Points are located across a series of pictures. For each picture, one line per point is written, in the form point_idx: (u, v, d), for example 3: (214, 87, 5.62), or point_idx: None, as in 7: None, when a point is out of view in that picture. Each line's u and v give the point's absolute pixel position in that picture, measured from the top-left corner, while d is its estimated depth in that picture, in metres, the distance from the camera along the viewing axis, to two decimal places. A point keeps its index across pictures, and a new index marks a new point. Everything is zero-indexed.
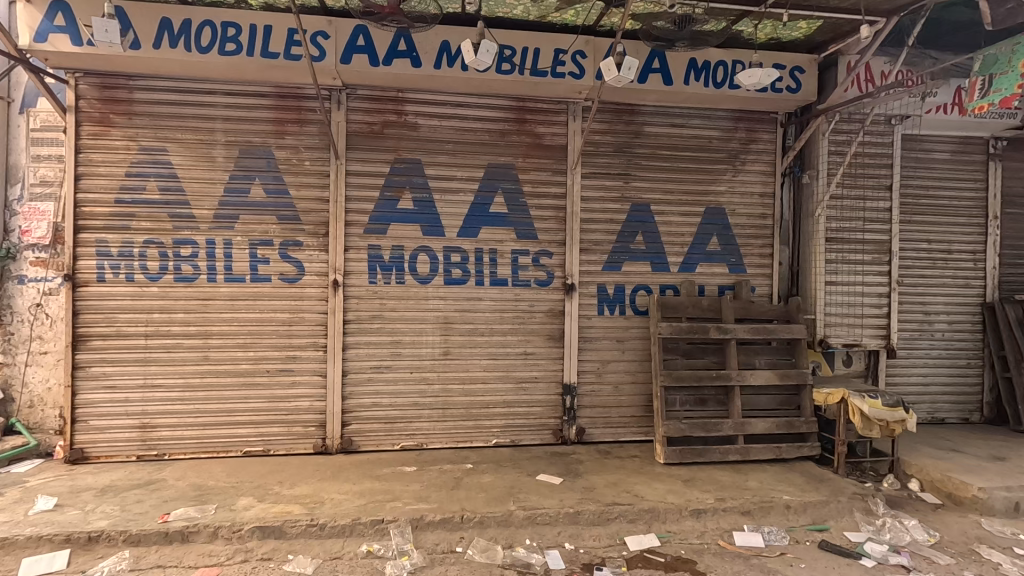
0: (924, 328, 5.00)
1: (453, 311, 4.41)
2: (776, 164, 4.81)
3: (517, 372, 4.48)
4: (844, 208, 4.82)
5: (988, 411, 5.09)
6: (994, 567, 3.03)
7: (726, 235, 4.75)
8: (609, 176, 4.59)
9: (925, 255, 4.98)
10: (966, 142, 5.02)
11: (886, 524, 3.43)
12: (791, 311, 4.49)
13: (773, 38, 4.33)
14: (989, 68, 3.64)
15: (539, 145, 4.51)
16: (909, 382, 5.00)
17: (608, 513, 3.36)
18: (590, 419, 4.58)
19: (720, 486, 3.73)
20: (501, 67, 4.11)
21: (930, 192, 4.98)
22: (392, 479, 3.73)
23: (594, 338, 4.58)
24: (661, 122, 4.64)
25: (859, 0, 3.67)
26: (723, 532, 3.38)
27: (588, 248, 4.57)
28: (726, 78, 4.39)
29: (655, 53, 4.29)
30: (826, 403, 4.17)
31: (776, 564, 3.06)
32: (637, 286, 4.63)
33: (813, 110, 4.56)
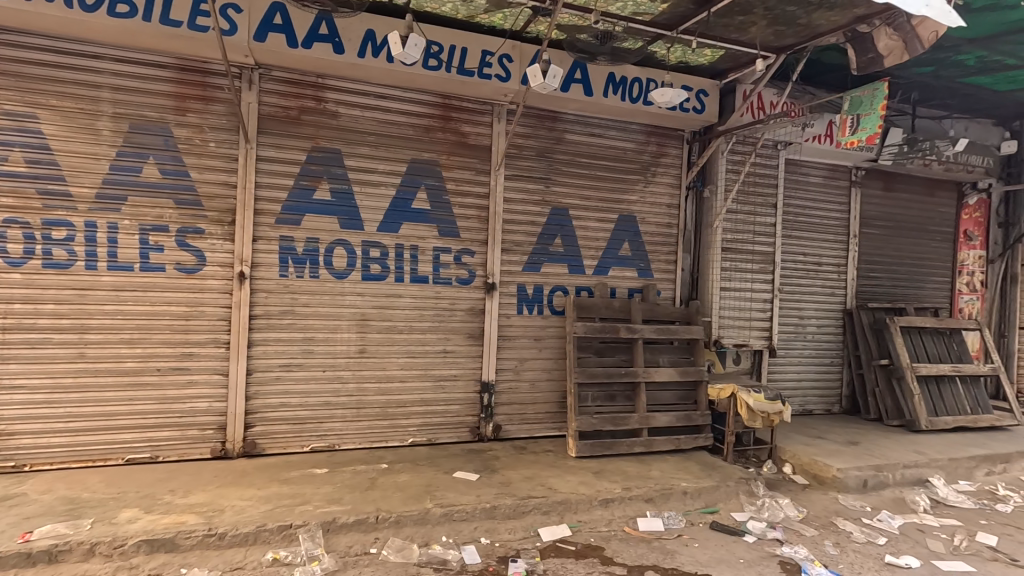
0: (799, 330, 5.68)
1: (371, 308, 4.29)
2: (682, 178, 5.22)
3: (435, 370, 4.46)
4: (737, 221, 5.35)
5: (846, 402, 5.89)
6: (847, 535, 3.53)
7: (636, 241, 5.07)
8: (531, 180, 4.72)
9: (801, 266, 5.66)
10: (835, 169, 5.76)
11: (765, 503, 3.87)
12: (691, 313, 4.90)
13: (682, 61, 4.69)
14: (856, 109, 4.23)
15: (464, 144, 4.53)
16: (786, 378, 5.65)
17: (523, 506, 3.46)
18: (506, 416, 4.68)
19: (627, 476, 3.98)
20: (428, 63, 4.08)
21: (806, 211, 5.67)
22: (301, 483, 3.55)
23: (512, 337, 4.68)
24: (581, 131, 4.85)
25: (755, 37, 4.10)
26: (628, 519, 3.61)
27: (509, 249, 4.67)
28: (641, 94, 4.69)
29: (577, 64, 4.48)
30: (719, 397, 4.62)
31: (673, 545, 3.33)
32: (555, 287, 4.80)
33: (714, 131, 5.02)
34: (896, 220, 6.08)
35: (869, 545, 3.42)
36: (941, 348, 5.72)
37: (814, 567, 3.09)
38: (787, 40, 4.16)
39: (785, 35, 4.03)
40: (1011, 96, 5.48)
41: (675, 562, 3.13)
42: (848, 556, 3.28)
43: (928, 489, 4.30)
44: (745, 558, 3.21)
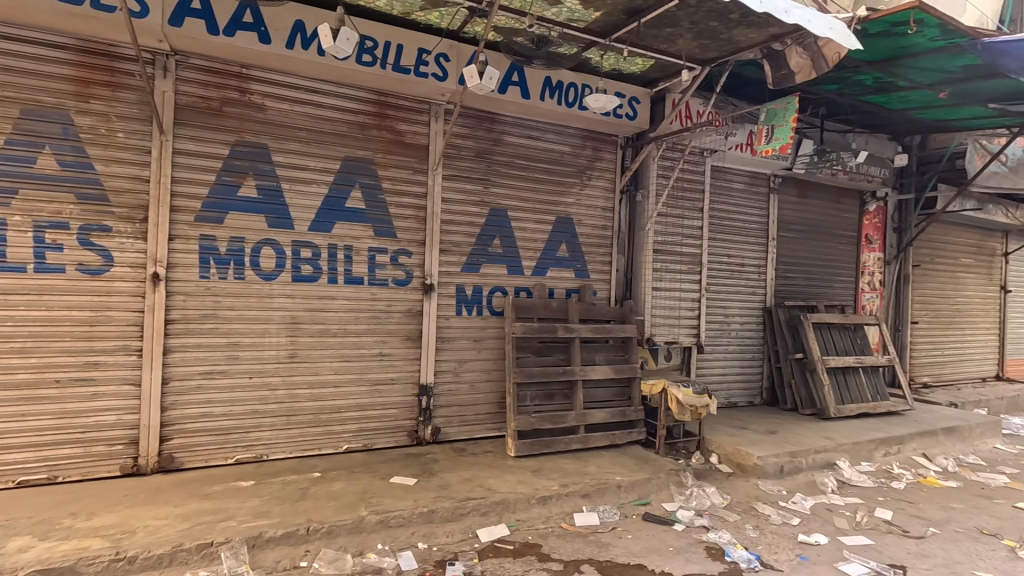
0: (724, 327, 6.02)
1: (302, 311, 4.11)
2: (617, 182, 5.39)
3: (372, 374, 4.35)
4: (668, 224, 5.60)
5: (766, 393, 6.31)
6: (766, 518, 3.79)
7: (573, 243, 5.19)
8: (470, 181, 4.70)
9: (726, 267, 6.01)
10: (756, 177, 6.16)
11: (693, 493, 4.07)
12: (626, 313, 5.07)
13: (615, 68, 4.84)
14: (771, 120, 4.57)
15: (400, 143, 4.44)
16: (713, 372, 5.98)
17: (461, 509, 3.43)
18: (445, 419, 4.63)
19: (564, 473, 4.05)
20: (361, 58, 3.97)
21: (730, 215, 6.02)
22: (225, 497, 3.34)
23: (451, 338, 4.64)
24: (519, 133, 4.89)
25: (682, 49, 4.30)
26: (565, 515, 3.69)
27: (448, 249, 4.63)
28: (577, 99, 4.81)
29: (515, 66, 4.52)
30: (651, 393, 4.81)
31: (608, 538, 3.44)
32: (494, 287, 4.81)
33: (646, 138, 5.22)
34: (809, 225, 6.59)
35: (785, 526, 3.68)
36: (848, 342, 6.25)
37: (736, 550, 3.29)
38: (710, 54, 4.38)
39: (709, 49, 4.25)
40: (902, 115, 6.11)
41: (609, 554, 3.22)
42: (766, 537, 3.52)
43: (835, 471, 4.69)
44: (675, 546, 3.36)
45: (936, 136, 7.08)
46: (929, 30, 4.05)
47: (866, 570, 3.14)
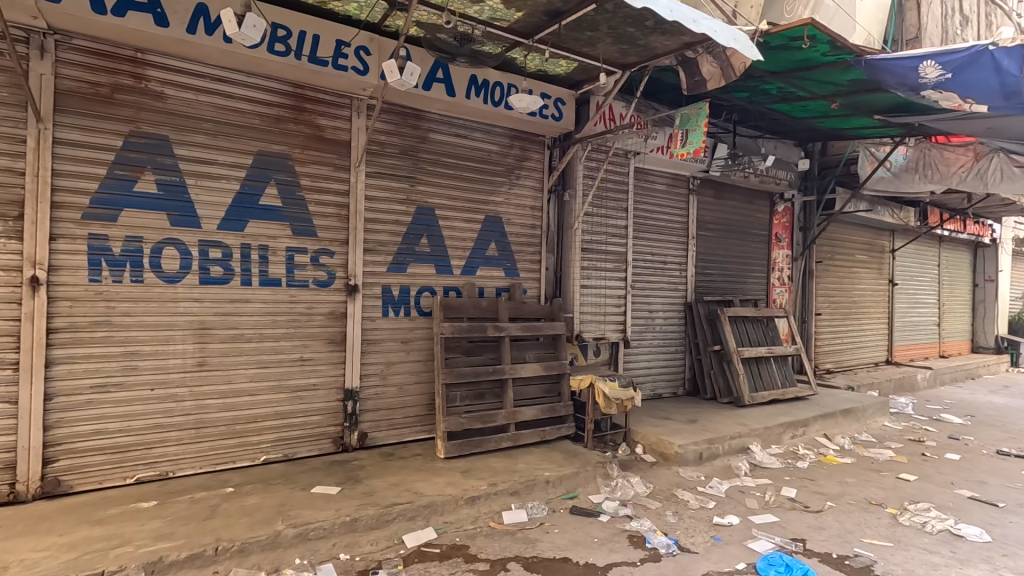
0: (649, 322, 6.28)
1: (212, 315, 3.84)
2: (544, 182, 5.47)
3: (292, 381, 4.14)
4: (594, 224, 5.76)
5: (688, 384, 6.63)
6: (685, 503, 3.98)
7: (502, 242, 5.19)
8: (395, 178, 4.59)
9: (649, 264, 6.26)
10: (676, 178, 6.45)
11: (618, 483, 4.20)
12: (555, 310, 5.15)
13: (540, 69, 4.90)
14: (685, 125, 4.81)
15: (319, 138, 4.25)
16: (639, 366, 6.22)
17: (386, 515, 3.34)
18: (373, 423, 4.50)
19: (494, 472, 4.05)
20: (274, 47, 3.76)
21: (653, 214, 6.28)
22: (123, 520, 3.06)
23: (377, 340, 4.51)
24: (445, 131, 4.83)
25: (602, 53, 4.41)
26: (494, 514, 3.70)
27: (373, 249, 4.49)
28: (503, 98, 4.83)
29: (439, 63, 4.47)
30: (580, 388, 4.92)
31: (535, 534, 3.48)
32: (422, 287, 4.73)
33: (572, 138, 5.33)
34: (725, 225, 7.00)
35: (702, 510, 3.89)
36: (760, 333, 6.69)
37: (656, 537, 3.42)
38: (630, 59, 4.52)
39: (628, 54, 4.39)
40: (804, 123, 6.62)
41: (535, 550, 3.26)
42: (684, 522, 3.69)
43: (748, 455, 5.01)
44: (600, 537, 3.45)
45: (835, 143, 7.74)
46: (821, 46, 4.40)
47: (771, 545, 3.37)
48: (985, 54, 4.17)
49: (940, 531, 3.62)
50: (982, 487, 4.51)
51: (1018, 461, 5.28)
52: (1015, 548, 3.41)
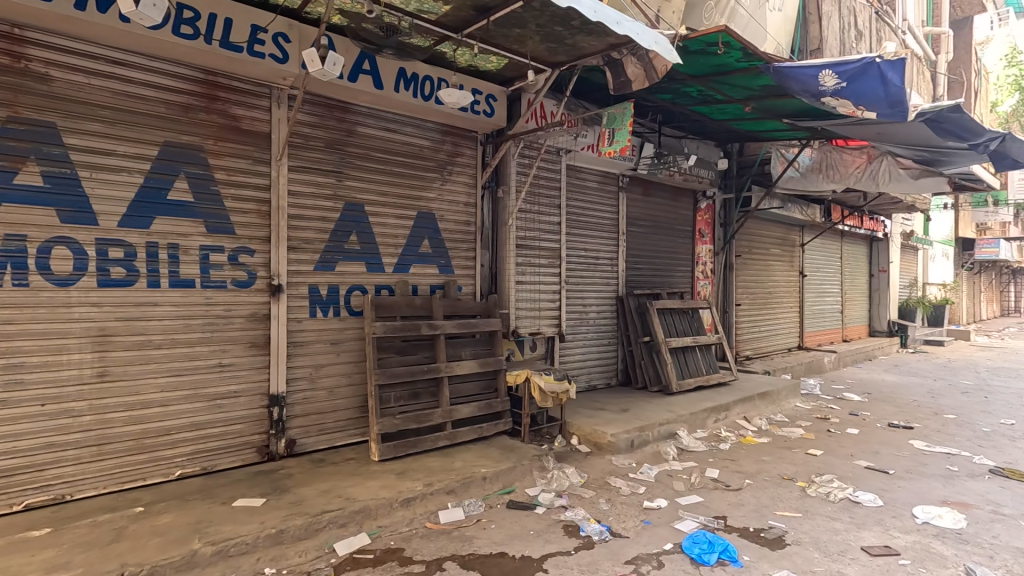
0: (583, 316, 6.43)
1: (114, 321, 3.51)
2: (478, 178, 5.44)
3: (209, 389, 3.86)
4: (528, 220, 5.82)
5: (620, 375, 6.87)
6: (617, 490, 4.12)
7: (435, 238, 5.12)
8: (321, 173, 4.40)
9: (582, 259, 6.41)
10: (607, 176, 6.64)
11: (553, 475, 4.29)
12: (490, 307, 5.15)
13: (471, 65, 4.86)
14: (612, 124, 4.96)
15: (235, 129, 3.99)
16: (574, 359, 6.36)
17: (315, 524, 3.20)
18: (301, 429, 4.30)
19: (430, 472, 3.99)
20: (180, 29, 3.48)
21: (585, 211, 6.43)
22: (7, 553, 2.74)
23: (305, 342, 4.31)
24: (374, 125, 4.68)
25: (532, 51, 4.44)
26: (430, 514, 3.66)
27: (298, 247, 4.28)
28: (433, 92, 4.76)
29: (365, 55, 4.32)
30: (516, 382, 4.97)
31: (472, 531, 3.47)
32: (352, 286, 4.57)
33: (504, 135, 5.35)
34: (652, 221, 7.30)
35: (633, 495, 4.04)
36: (686, 324, 7.05)
37: (589, 525, 3.52)
38: (558, 58, 4.59)
39: (556, 53, 4.44)
40: (722, 125, 7.02)
41: (471, 547, 3.26)
42: (616, 508, 3.83)
43: (676, 440, 5.27)
44: (535, 529, 3.50)
45: (750, 144, 8.28)
46: (734, 52, 4.67)
47: (696, 525, 3.56)
48: (873, 65, 4.60)
49: (841, 499, 3.98)
50: (876, 457, 5.00)
51: (905, 432, 5.92)
52: (901, 510, 3.81)
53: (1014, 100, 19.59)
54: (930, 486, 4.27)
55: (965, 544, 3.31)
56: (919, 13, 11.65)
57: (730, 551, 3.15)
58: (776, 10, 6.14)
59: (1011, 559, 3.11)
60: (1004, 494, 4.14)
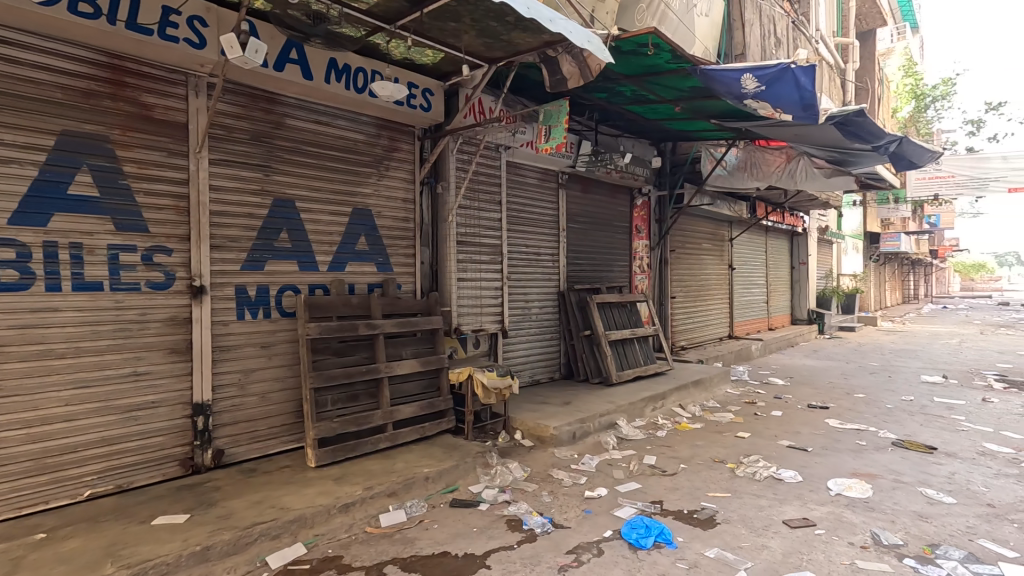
0: (525, 312, 6.48)
1: (6, 329, 3.16)
2: (416, 174, 5.35)
3: (123, 400, 3.56)
4: (469, 217, 5.78)
5: (563, 369, 6.99)
6: (559, 482, 4.19)
7: (373, 236, 4.98)
8: (246, 167, 4.15)
9: (524, 256, 6.46)
10: (546, 173, 6.71)
11: (497, 471, 4.30)
12: (431, 304, 5.08)
13: (405, 58, 4.76)
14: (548, 121, 5.02)
15: (146, 118, 3.69)
16: (518, 354, 6.40)
17: (246, 537, 3.03)
18: (230, 439, 4.06)
19: (370, 475, 3.89)
20: (77, 7, 3.17)
21: (525, 208, 6.47)
22: None
23: (232, 347, 4.07)
24: (303, 117, 4.48)
25: (467, 45, 4.39)
26: (370, 518, 3.56)
27: (222, 245, 4.02)
28: (366, 85, 4.62)
29: (292, 43, 4.12)
30: (459, 380, 4.95)
31: (414, 533, 3.42)
32: (283, 286, 4.36)
33: (443, 130, 5.28)
34: (591, 218, 7.46)
35: (574, 486, 4.12)
36: (625, 317, 7.27)
37: (532, 518, 3.55)
38: (495, 54, 4.57)
39: (492, 48, 4.43)
40: (655, 124, 7.28)
41: (413, 549, 3.20)
42: (558, 499, 3.89)
43: (616, 429, 5.43)
44: (479, 525, 3.50)
45: (682, 143, 8.63)
46: (663, 54, 4.84)
47: (634, 510, 3.68)
48: (788, 70, 4.95)
49: (765, 478, 4.25)
50: (796, 436, 5.39)
51: (821, 412, 6.41)
52: (818, 484, 4.12)
53: (910, 107, 21.64)
54: (842, 460, 4.64)
55: (872, 511, 3.62)
56: (830, 24, 12.58)
57: (665, 534, 3.29)
58: (704, 15, 6.42)
59: (909, 522, 3.44)
60: (904, 464, 4.58)
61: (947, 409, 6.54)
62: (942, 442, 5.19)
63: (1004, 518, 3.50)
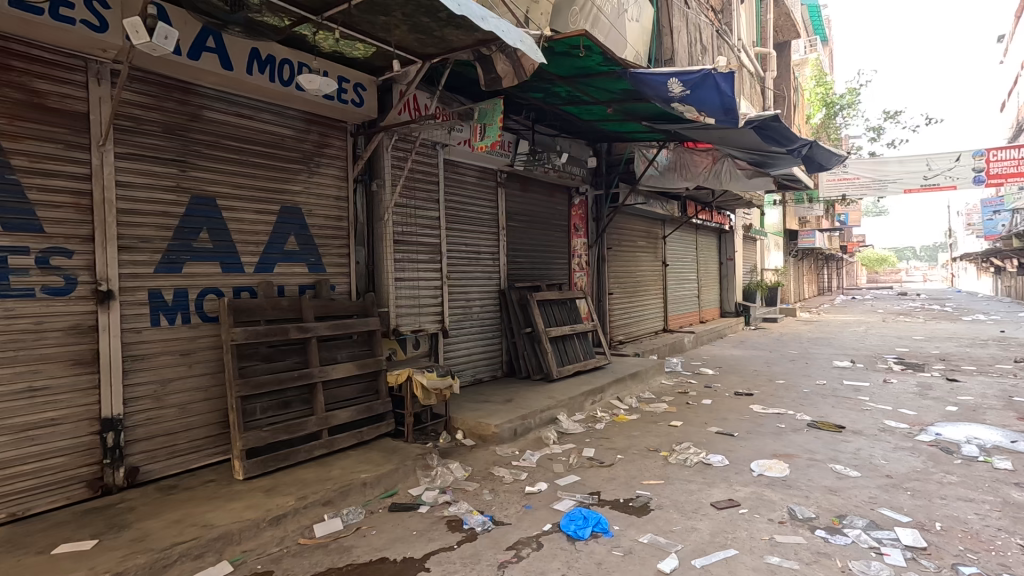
0: (465, 311, 6.46)
1: None
2: (349, 171, 5.19)
3: (16, 418, 3.21)
4: (406, 215, 5.68)
5: (505, 367, 7.02)
6: (500, 479, 4.21)
7: (304, 235, 4.78)
8: (159, 162, 3.86)
9: (464, 254, 6.42)
10: (484, 171, 6.71)
11: (437, 472, 4.26)
12: (367, 305, 4.94)
13: (335, 50, 4.60)
14: (483, 119, 5.04)
15: (38, 106, 3.33)
16: (459, 354, 6.36)
17: (163, 559, 2.82)
18: (145, 455, 3.76)
19: (303, 484, 3.73)
20: None
21: (464, 206, 6.44)
22: None
23: (147, 356, 3.77)
24: (223, 109, 4.21)
25: (400, 40, 4.30)
26: (304, 529, 3.42)
27: (133, 246, 3.72)
28: (293, 78, 4.43)
29: (209, 30, 3.87)
30: (398, 382, 4.86)
31: (350, 541, 3.32)
32: (204, 290, 4.10)
33: (376, 126, 5.15)
34: (530, 216, 7.54)
35: (515, 482, 4.15)
36: (565, 314, 7.40)
37: (473, 517, 3.54)
38: (428, 50, 4.50)
39: (426, 44, 4.36)
40: (591, 125, 7.45)
41: (350, 558, 3.11)
42: (499, 497, 3.91)
43: (556, 424, 5.53)
44: (418, 529, 3.45)
45: (616, 144, 8.90)
46: (595, 56, 4.97)
47: (573, 503, 3.76)
48: (710, 76, 5.26)
49: (696, 463, 4.48)
50: (724, 422, 5.71)
51: (746, 398, 6.82)
52: (743, 466, 4.39)
53: (822, 114, 23.43)
54: (765, 443, 4.97)
55: (789, 488, 3.90)
56: (750, 34, 13.39)
57: (602, 524, 3.38)
58: (635, 20, 6.65)
59: (821, 496, 3.73)
60: (818, 443, 4.97)
61: (854, 391, 7.16)
62: (850, 421, 5.67)
63: (901, 487, 3.88)
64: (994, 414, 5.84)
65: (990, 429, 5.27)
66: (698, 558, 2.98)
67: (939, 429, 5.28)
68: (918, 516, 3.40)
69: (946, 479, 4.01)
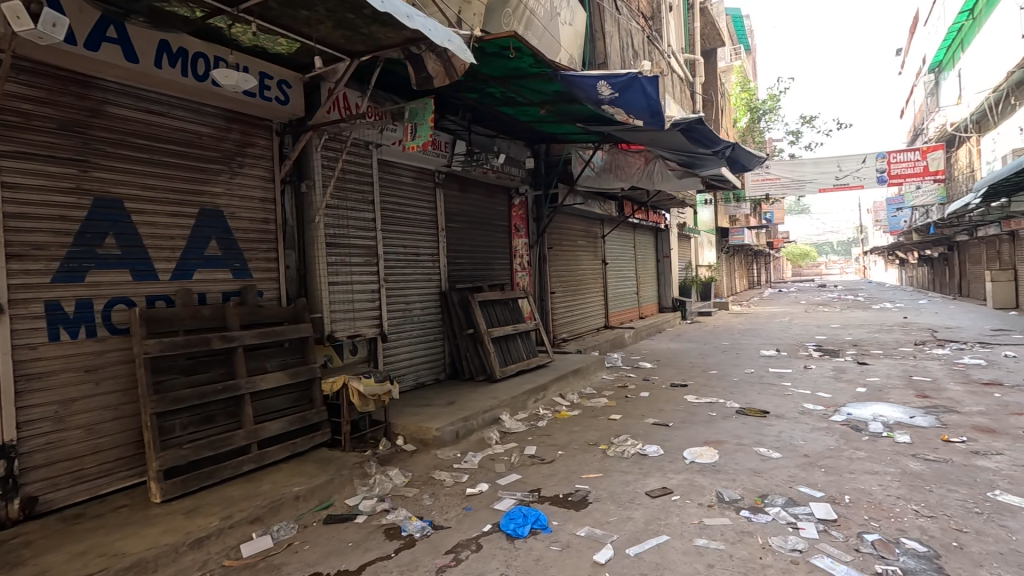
0: (404, 314, 6.34)
1: None
2: (275, 171, 4.96)
3: None
4: (338, 217, 5.50)
5: (447, 369, 6.94)
6: (441, 483, 4.16)
7: (226, 239, 4.52)
8: (54, 162, 3.53)
9: (401, 256, 6.31)
10: (421, 172, 6.62)
11: (375, 480, 4.15)
12: (298, 311, 4.74)
13: (255, 45, 4.39)
14: (415, 118, 5.00)
15: None
16: (398, 358, 6.23)
17: None
18: (45, 482, 3.41)
19: (229, 502, 3.52)
20: None
21: (400, 207, 6.32)
22: None
23: (44, 374, 3.43)
24: (129, 105, 3.91)
25: (325, 36, 4.16)
26: (229, 550, 3.23)
27: (24, 254, 3.37)
28: (208, 73, 4.19)
29: (109, 20, 3.58)
30: (333, 390, 4.66)
31: (281, 558, 3.17)
32: (111, 300, 3.78)
33: (304, 126, 4.96)
34: (469, 217, 7.50)
35: (456, 485, 4.12)
36: (507, 314, 7.41)
37: (411, 523, 3.48)
38: (356, 47, 4.37)
39: (353, 41, 4.23)
40: (528, 126, 7.53)
41: None
42: (440, 500, 3.87)
43: (499, 424, 5.53)
44: (354, 539, 3.34)
45: (554, 145, 9.02)
46: (526, 58, 5.00)
47: (513, 501, 3.78)
48: (637, 80, 5.38)
49: (632, 454, 4.62)
50: (660, 414, 5.92)
51: (681, 390, 7.12)
52: (677, 454, 4.57)
53: (747, 118, 24.93)
54: (697, 431, 5.20)
55: (718, 473, 4.10)
56: (679, 42, 14.03)
57: (541, 520, 3.41)
58: (567, 24, 6.80)
59: (746, 478, 3.95)
60: (745, 428, 5.26)
61: (778, 377, 7.65)
62: (773, 406, 6.05)
63: (816, 465, 4.17)
64: (897, 393, 6.40)
65: (893, 406, 5.78)
66: (632, 547, 3.07)
67: (850, 409, 5.73)
68: (830, 491, 3.66)
69: (856, 455, 4.35)
